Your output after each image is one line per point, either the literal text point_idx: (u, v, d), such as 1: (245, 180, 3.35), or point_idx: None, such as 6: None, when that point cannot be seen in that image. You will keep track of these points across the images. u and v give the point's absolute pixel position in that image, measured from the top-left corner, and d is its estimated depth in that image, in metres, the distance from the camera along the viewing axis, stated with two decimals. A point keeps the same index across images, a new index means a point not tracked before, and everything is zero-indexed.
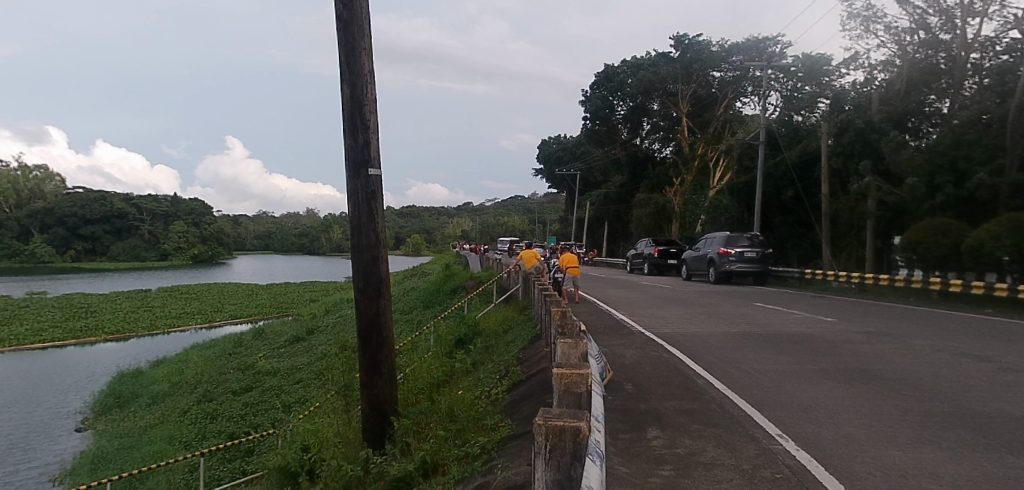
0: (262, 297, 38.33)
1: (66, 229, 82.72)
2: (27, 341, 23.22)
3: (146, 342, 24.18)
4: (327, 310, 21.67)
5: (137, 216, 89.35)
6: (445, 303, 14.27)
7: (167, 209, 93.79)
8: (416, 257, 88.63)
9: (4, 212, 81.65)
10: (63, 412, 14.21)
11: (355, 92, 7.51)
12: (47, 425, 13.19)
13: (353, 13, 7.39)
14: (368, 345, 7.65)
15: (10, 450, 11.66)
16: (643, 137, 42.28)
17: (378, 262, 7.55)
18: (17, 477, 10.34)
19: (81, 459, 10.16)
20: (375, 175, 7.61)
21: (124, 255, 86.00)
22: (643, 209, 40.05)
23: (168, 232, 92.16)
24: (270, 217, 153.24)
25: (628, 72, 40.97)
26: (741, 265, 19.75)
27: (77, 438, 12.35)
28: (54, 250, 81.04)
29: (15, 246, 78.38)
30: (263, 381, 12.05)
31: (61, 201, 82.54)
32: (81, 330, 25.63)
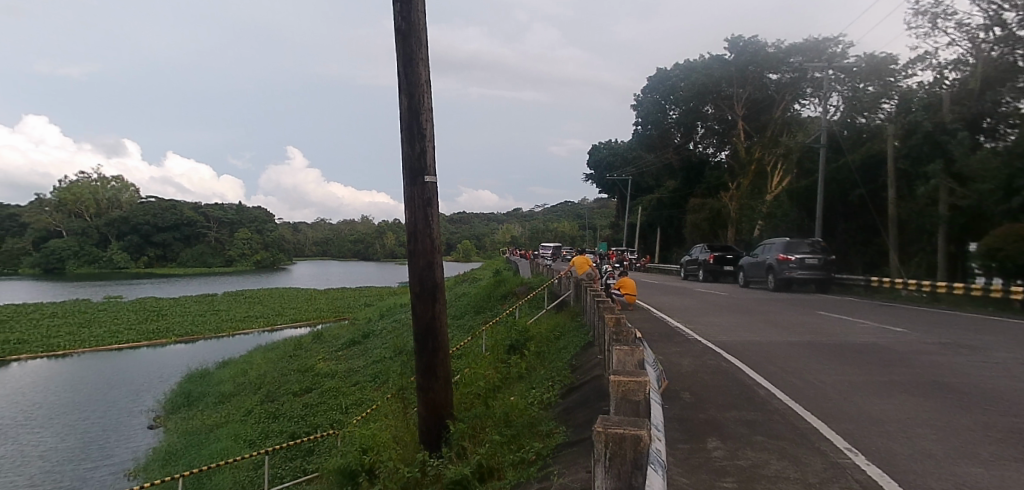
0: (320, 301, 39.38)
1: (141, 237, 87.08)
2: (105, 341, 24.63)
3: (213, 344, 25.25)
4: (383, 315, 22.04)
5: (205, 224, 93.42)
6: (496, 309, 14.34)
7: (234, 217, 97.98)
8: (469, 263, 89.35)
9: (84, 222, 86.92)
10: (136, 410, 14.98)
11: (412, 102, 7.66)
12: (121, 423, 13.93)
13: (410, 25, 7.56)
14: (424, 349, 7.76)
15: (89, 446, 12.37)
16: (696, 141, 41.98)
17: (433, 267, 7.66)
18: (97, 473, 10.97)
19: (153, 455, 10.67)
20: (430, 182, 7.74)
21: (193, 261, 89.49)
22: (698, 215, 40.45)
23: (234, 239, 95.70)
24: (327, 224, 157.73)
25: (680, 75, 40.23)
26: (802, 272, 19.19)
27: (149, 435, 13.01)
28: (130, 256, 85.39)
29: (96, 253, 83.10)
30: (322, 383, 12.38)
31: (137, 210, 87.09)
32: (154, 332, 26.99)
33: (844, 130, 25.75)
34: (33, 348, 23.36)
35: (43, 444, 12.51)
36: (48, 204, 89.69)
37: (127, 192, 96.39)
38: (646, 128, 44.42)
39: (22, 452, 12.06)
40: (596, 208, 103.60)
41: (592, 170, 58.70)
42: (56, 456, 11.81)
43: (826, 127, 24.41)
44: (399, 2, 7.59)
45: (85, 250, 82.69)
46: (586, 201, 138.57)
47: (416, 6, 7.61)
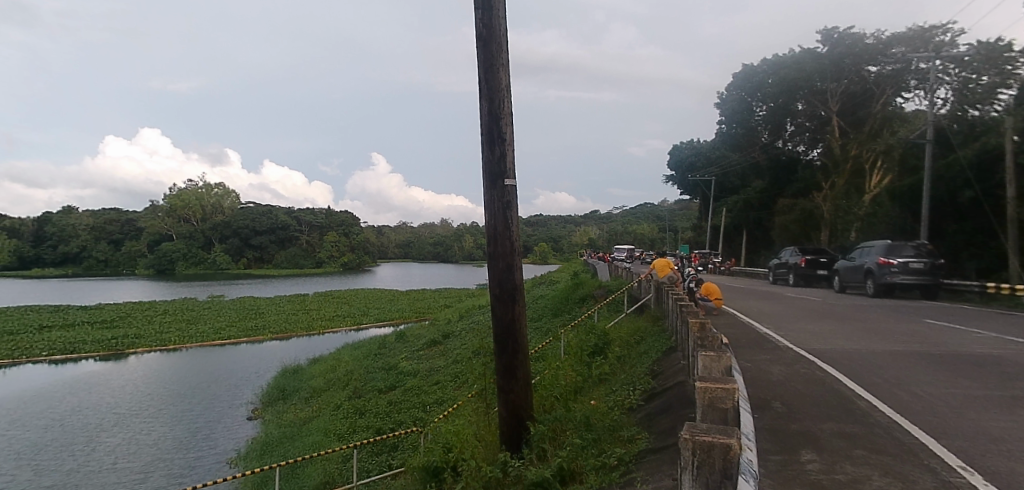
0: (404, 302, 40.59)
1: (241, 240, 93.09)
2: (211, 337, 26.58)
3: (306, 341, 26.62)
4: (461, 316, 22.37)
5: (296, 228, 98.45)
6: (574, 312, 14.32)
7: (323, 221, 102.59)
8: (547, 266, 89.37)
9: (191, 226, 94.07)
10: (237, 402, 16.03)
11: (492, 106, 7.75)
12: (223, 414, 14.92)
13: (491, 31, 7.68)
14: (504, 350, 7.80)
15: (195, 436, 13.33)
16: (786, 139, 40.54)
17: (513, 269, 7.71)
18: (203, 462, 11.80)
19: (252, 445, 11.37)
20: (511, 185, 7.82)
21: (287, 262, 94.61)
22: (788, 216, 38.46)
23: (323, 242, 100.17)
24: (408, 227, 162.10)
25: (768, 71, 39.26)
26: (905, 277, 17.95)
27: (248, 427, 13.89)
28: (230, 257, 91.36)
29: (201, 255, 89.70)
30: (405, 382, 12.76)
31: (237, 215, 93.14)
32: (253, 329, 28.83)
33: (954, 124, 23.91)
34: (149, 341, 25.58)
35: (156, 432, 13.60)
36: (161, 210, 97.91)
37: (228, 198, 100.93)
38: (730, 127, 43.97)
39: (138, 439, 13.16)
40: (678, 208, 100.62)
41: (674, 172, 57.06)
42: (167, 444, 12.80)
43: (932, 121, 22.72)
44: (479, 9, 7.73)
45: (193, 253, 89.60)
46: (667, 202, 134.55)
47: (497, 11, 7.72)
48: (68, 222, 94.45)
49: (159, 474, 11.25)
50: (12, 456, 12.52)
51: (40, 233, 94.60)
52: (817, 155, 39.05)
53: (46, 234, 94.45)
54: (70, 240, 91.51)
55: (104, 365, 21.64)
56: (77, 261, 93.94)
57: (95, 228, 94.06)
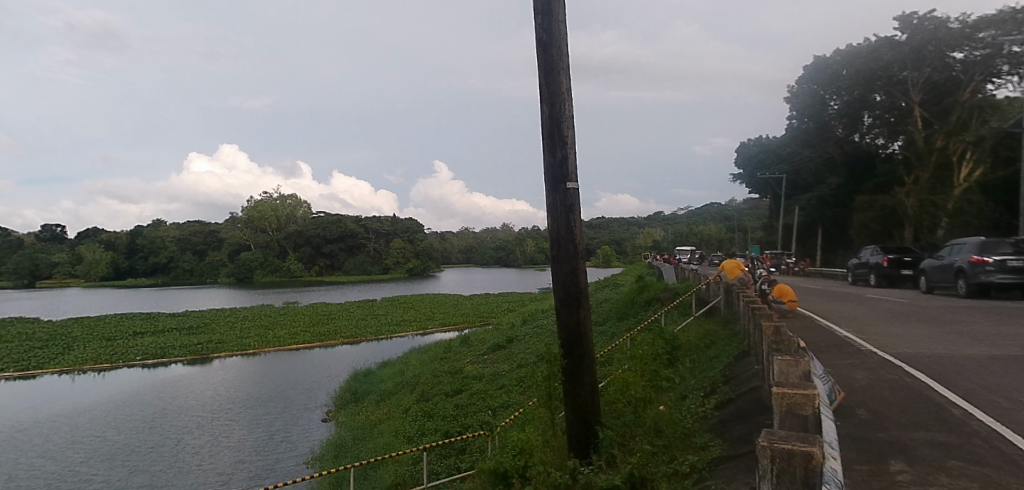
0: (467, 307, 41.05)
1: (312, 248, 96.64)
2: (286, 342, 27.72)
3: (375, 345, 27.40)
4: (524, 320, 22.31)
5: (364, 235, 100.99)
6: (639, 316, 14.08)
7: (389, 228, 103.47)
8: (612, 269, 88.14)
9: (267, 236, 98.41)
10: (310, 405, 16.63)
11: (553, 110, 7.75)
12: (298, 417, 15.48)
13: (550, 36, 7.70)
14: (570, 355, 7.76)
15: (274, 438, 13.91)
16: (863, 132, 38.75)
17: (576, 273, 7.66)
18: (282, 464, 12.27)
19: (327, 447, 11.79)
20: (573, 188, 7.74)
21: (355, 269, 97.47)
22: (867, 213, 36.53)
23: (389, 248, 102.45)
24: (469, 232, 163.51)
25: (842, 62, 38.32)
26: (1003, 276, 16.74)
27: (322, 429, 14.41)
28: (303, 265, 95.00)
29: (276, 263, 93.76)
30: (471, 385, 12.92)
31: (309, 225, 96.74)
32: (325, 334, 29.86)
33: None
34: (230, 346, 26.98)
35: (237, 435, 14.27)
36: (239, 221, 103.38)
37: (300, 208, 106.54)
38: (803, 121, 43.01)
39: (221, 442, 13.85)
40: (747, 207, 96.90)
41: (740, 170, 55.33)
42: (247, 446, 13.39)
43: None
44: (539, 14, 7.75)
45: (269, 262, 93.84)
46: (735, 200, 129.95)
47: (556, 15, 7.73)
48: (157, 234, 101.05)
49: (241, 475, 11.78)
50: (108, 457, 13.43)
51: (133, 246, 101.75)
52: (898, 148, 37.53)
53: (138, 246, 101.24)
54: (160, 251, 97.74)
55: (190, 369, 22.95)
56: (165, 271, 100.20)
57: (182, 240, 100.23)
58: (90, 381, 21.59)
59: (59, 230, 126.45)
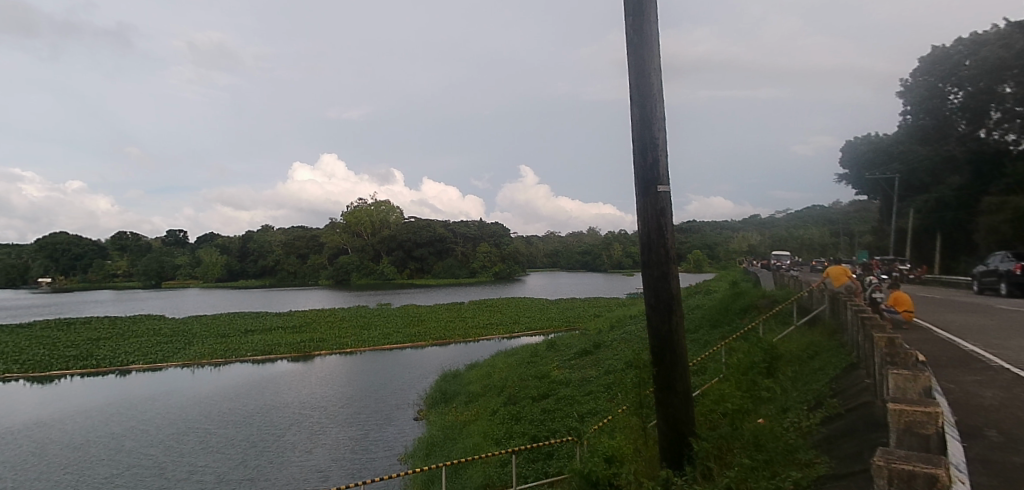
0: (553, 311, 41.07)
1: (404, 252, 99.68)
2: (380, 342, 28.86)
3: (463, 348, 27.96)
4: (613, 326, 21.89)
5: (452, 240, 102.91)
6: (735, 324, 13.52)
7: (476, 232, 105.61)
8: (704, 274, 85.05)
9: (362, 239, 102.85)
10: (402, 404, 17.20)
11: (644, 112, 7.60)
12: (391, 416, 16.03)
13: (642, 37, 7.54)
14: (662, 361, 7.52)
15: (367, 436, 14.46)
16: (990, 128, 35.96)
17: (668, 278, 7.43)
18: (375, 461, 12.74)
19: (419, 445, 12.17)
20: (665, 191, 7.50)
21: (444, 272, 99.43)
22: (995, 216, 33.30)
23: (477, 252, 103.65)
24: (554, 236, 163.08)
25: (966, 51, 36.79)
26: None
27: (415, 428, 14.86)
28: (396, 269, 98.58)
29: (371, 266, 97.64)
30: (557, 391, 12.88)
31: (401, 229, 99.96)
32: (415, 335, 30.86)
33: None
34: (330, 344, 28.44)
35: (332, 432, 14.96)
36: (337, 225, 106.91)
37: (393, 212, 107.03)
38: (918, 117, 41.29)
39: (317, 438, 14.55)
40: (854, 209, 90.30)
41: (846, 170, 51.22)
42: (342, 444, 13.99)
43: None
44: (630, 15, 7.63)
45: (364, 264, 97.78)
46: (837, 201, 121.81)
47: (648, 15, 7.57)
48: (265, 239, 109.16)
49: (337, 471, 12.33)
50: (217, 449, 14.44)
51: (245, 249, 110.00)
52: None
53: (250, 250, 109.77)
54: (268, 255, 106.72)
55: (292, 366, 24.39)
56: (272, 273, 107.96)
57: (287, 244, 106.82)
58: (204, 375, 23.42)
59: (183, 235, 138.83)
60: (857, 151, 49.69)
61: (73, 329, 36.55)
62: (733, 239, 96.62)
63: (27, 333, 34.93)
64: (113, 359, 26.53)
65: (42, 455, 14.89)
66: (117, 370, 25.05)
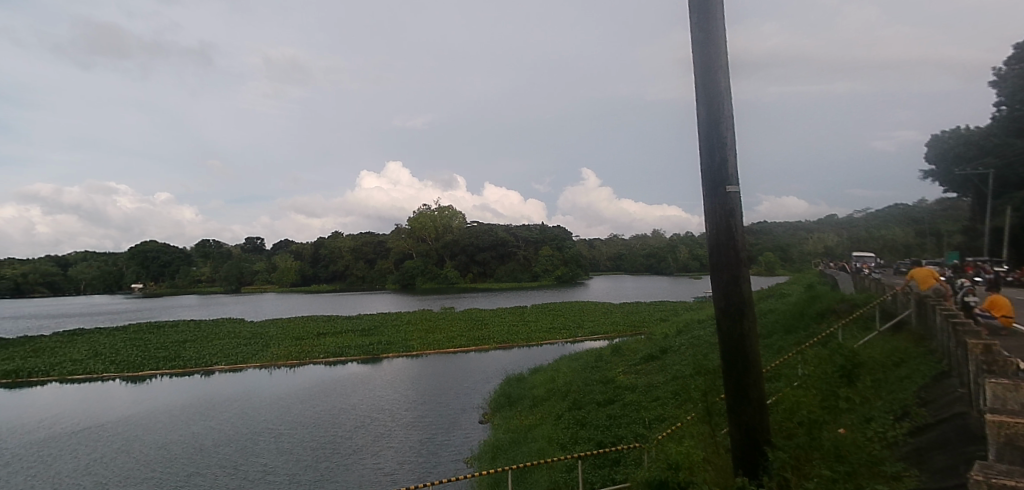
0: (616, 315, 40.52)
1: (467, 256, 100.92)
2: (445, 345, 29.36)
3: (527, 352, 28.03)
4: (680, 330, 21.37)
5: (514, 244, 103.28)
6: (811, 330, 12.96)
7: (538, 236, 105.71)
8: (776, 277, 81.61)
9: (426, 244, 104.88)
10: (466, 408, 17.39)
11: (711, 111, 7.37)
12: (456, 419, 16.27)
13: (708, 33, 7.33)
14: (734, 368, 7.20)
15: (434, 439, 14.71)
16: None
17: (738, 281, 7.14)
18: (442, 464, 12.92)
19: (485, 447, 12.30)
20: (734, 192, 7.23)
21: (507, 276, 100.05)
22: None
23: (539, 256, 103.46)
24: (617, 239, 160.59)
25: None
26: None
27: (480, 432, 14.97)
28: (459, 273, 100.06)
29: (435, 271, 99.50)
30: (623, 396, 12.71)
31: (463, 234, 101.32)
32: (479, 338, 31.17)
33: None
34: (397, 347, 29.14)
35: (399, 435, 15.31)
36: (402, 231, 109.36)
37: (456, 217, 107.68)
38: (1013, 108, 39.53)
39: (383, 441, 14.88)
40: (941, 206, 84.50)
41: (932, 165, 47.93)
42: (410, 446, 14.30)
43: None
44: (696, 13, 7.42)
45: (428, 269, 99.75)
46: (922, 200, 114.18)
47: (714, 12, 7.36)
48: (334, 245, 113.36)
49: (405, 473, 12.57)
50: (290, 450, 15.01)
51: (316, 255, 114.81)
52: None
53: (322, 256, 114.41)
54: (338, 260, 110.92)
55: (360, 369, 25.12)
56: (343, 278, 112.08)
57: (356, 250, 110.61)
58: (280, 377, 24.46)
59: (259, 242, 145.77)
60: (944, 145, 46.35)
61: (162, 331, 38.97)
62: (806, 239, 92.27)
63: (122, 336, 37.53)
64: (197, 360, 28.14)
65: (130, 452, 15.88)
66: (202, 370, 26.50)
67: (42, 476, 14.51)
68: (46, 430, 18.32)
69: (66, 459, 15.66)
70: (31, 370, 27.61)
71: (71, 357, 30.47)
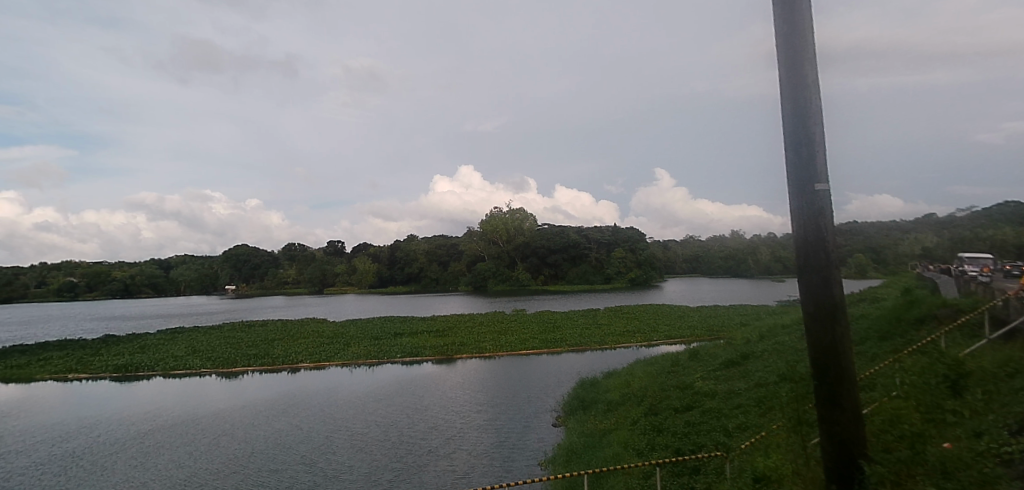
0: (693, 319, 39.42)
1: (538, 259, 101.67)
2: (518, 347, 29.55)
3: (599, 355, 27.78)
4: (764, 335, 20.52)
5: (586, 246, 102.53)
6: (910, 337, 12.17)
7: (609, 238, 104.32)
8: (867, 281, 76.70)
9: (498, 246, 105.39)
10: (539, 411, 17.39)
11: (797, 106, 6.92)
12: (529, 422, 16.31)
13: (794, 24, 6.89)
14: (824, 377, 6.67)
15: (508, 442, 14.74)
16: None
17: (829, 284, 6.64)
18: (516, 468, 12.93)
19: (559, 451, 12.27)
20: (823, 190, 6.76)
21: (578, 278, 99.20)
22: None
23: (611, 257, 101.52)
24: (693, 241, 155.34)
25: None
26: None
27: (554, 435, 14.95)
28: (530, 275, 100.54)
29: (507, 273, 100.49)
30: (703, 403, 12.34)
31: (535, 236, 102.11)
32: (552, 341, 31.15)
33: None
34: (470, 348, 29.58)
35: (471, 437, 15.48)
36: (473, 233, 110.88)
37: (527, 219, 107.50)
38: None
39: (456, 443, 15.05)
40: None
41: None
42: (484, 449, 14.42)
43: None
44: (781, 4, 6.99)
45: (500, 271, 100.93)
46: None
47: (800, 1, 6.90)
48: (410, 248, 117.01)
49: (479, 476, 12.70)
50: (365, 449, 15.45)
51: (394, 258, 119.83)
52: None
53: (398, 259, 119.05)
54: (413, 262, 114.64)
55: (433, 369, 25.64)
56: (417, 280, 115.42)
57: (429, 252, 113.49)
58: (358, 375, 25.32)
59: (340, 245, 151.73)
60: None
61: (253, 330, 41.24)
62: (902, 238, 85.81)
63: (217, 334, 40.08)
64: (283, 358, 29.65)
65: (217, 446, 16.81)
66: (288, 368, 27.79)
67: (142, 466, 15.60)
68: (148, 421, 19.78)
69: (163, 451, 16.78)
70: (138, 365, 29.91)
71: (172, 353, 32.86)
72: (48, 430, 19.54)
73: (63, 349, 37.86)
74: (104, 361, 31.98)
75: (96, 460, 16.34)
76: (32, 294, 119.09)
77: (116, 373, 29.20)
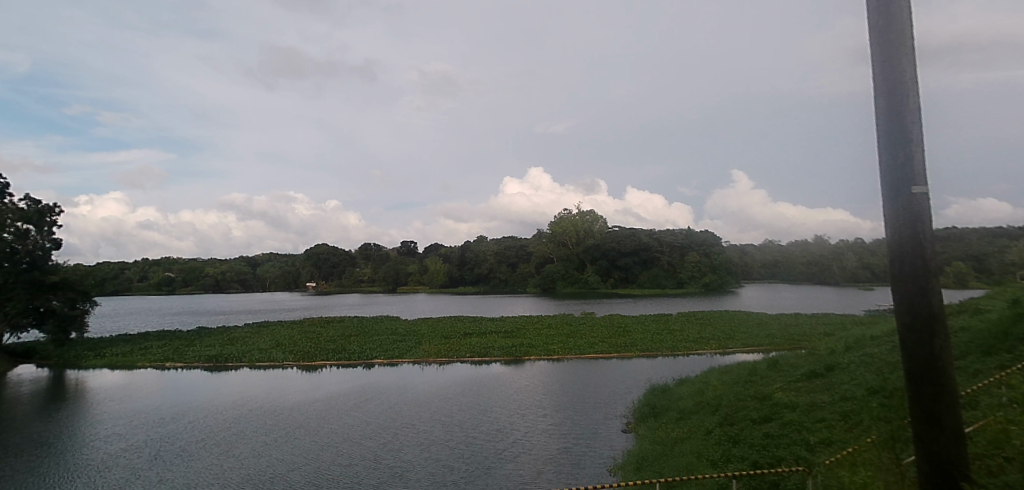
0: (771, 328, 37.75)
1: (608, 261, 100.66)
2: (587, 351, 29.32)
3: (671, 361, 27.18)
4: (851, 346, 19.44)
5: (658, 249, 100.35)
6: (1018, 353, 11.24)
7: (683, 241, 101.53)
8: (970, 291, 70.72)
9: (568, 248, 105.17)
10: (607, 417, 17.17)
11: (892, 103, 6.47)
12: (597, 428, 16.12)
13: (890, 17, 6.46)
14: (921, 392, 6.21)
15: (575, 447, 14.66)
16: None
17: (927, 293, 6.16)
18: (583, 473, 12.85)
19: (630, 458, 12.09)
20: (921, 193, 6.28)
21: (650, 282, 97.27)
22: None
23: (684, 261, 98.77)
24: (772, 245, 148.50)
25: None
26: None
27: (623, 442, 14.72)
28: (600, 278, 99.51)
29: (577, 276, 100.04)
30: (783, 415, 11.82)
31: (606, 238, 101.26)
32: (623, 345, 30.70)
33: None
34: (539, 350, 29.61)
35: (537, 441, 15.48)
36: (543, 235, 111.26)
37: (597, 221, 106.34)
38: None
39: (521, 446, 15.09)
40: None
41: None
42: (551, 453, 14.39)
43: None
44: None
45: (570, 274, 100.82)
46: None
47: None
48: (480, 249, 118.74)
49: (546, 481, 12.69)
50: (432, 447, 15.78)
51: (464, 259, 121.85)
52: None
53: (468, 259, 121.38)
54: (482, 264, 116.72)
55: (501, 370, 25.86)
56: (486, 280, 117.06)
57: (499, 253, 114.55)
58: (427, 373, 25.83)
59: (412, 245, 155.46)
60: None
61: (329, 326, 42.92)
62: (1011, 245, 78.49)
63: (297, 328, 42.01)
64: (357, 353, 30.68)
65: (291, 437, 17.58)
66: (361, 364, 28.72)
67: (225, 453, 16.56)
68: (232, 411, 20.96)
69: (244, 439, 17.74)
70: (226, 356, 31.79)
71: (257, 346, 34.73)
72: (144, 415, 21.08)
73: (161, 339, 40.72)
74: (196, 351, 34.18)
75: (184, 445, 17.47)
76: (136, 286, 129.37)
77: (207, 362, 31.20)
